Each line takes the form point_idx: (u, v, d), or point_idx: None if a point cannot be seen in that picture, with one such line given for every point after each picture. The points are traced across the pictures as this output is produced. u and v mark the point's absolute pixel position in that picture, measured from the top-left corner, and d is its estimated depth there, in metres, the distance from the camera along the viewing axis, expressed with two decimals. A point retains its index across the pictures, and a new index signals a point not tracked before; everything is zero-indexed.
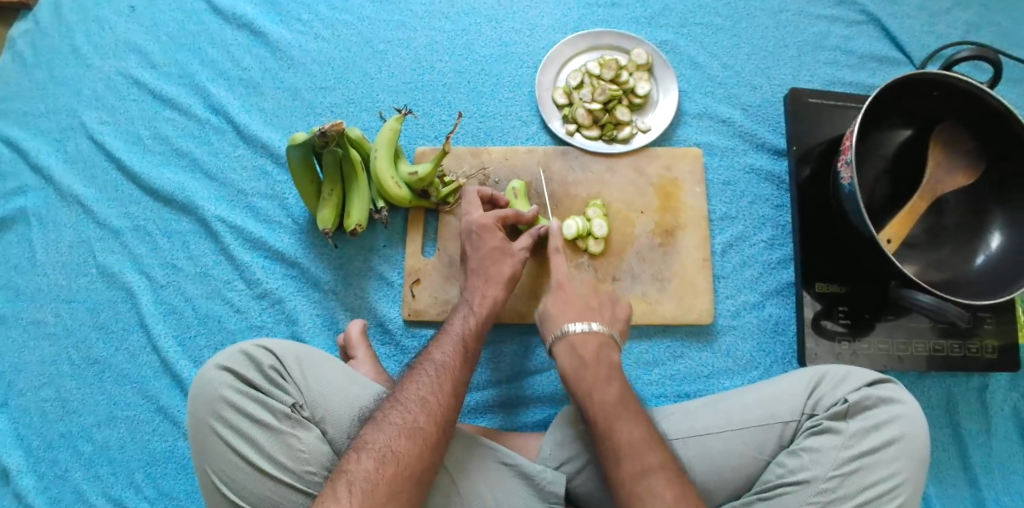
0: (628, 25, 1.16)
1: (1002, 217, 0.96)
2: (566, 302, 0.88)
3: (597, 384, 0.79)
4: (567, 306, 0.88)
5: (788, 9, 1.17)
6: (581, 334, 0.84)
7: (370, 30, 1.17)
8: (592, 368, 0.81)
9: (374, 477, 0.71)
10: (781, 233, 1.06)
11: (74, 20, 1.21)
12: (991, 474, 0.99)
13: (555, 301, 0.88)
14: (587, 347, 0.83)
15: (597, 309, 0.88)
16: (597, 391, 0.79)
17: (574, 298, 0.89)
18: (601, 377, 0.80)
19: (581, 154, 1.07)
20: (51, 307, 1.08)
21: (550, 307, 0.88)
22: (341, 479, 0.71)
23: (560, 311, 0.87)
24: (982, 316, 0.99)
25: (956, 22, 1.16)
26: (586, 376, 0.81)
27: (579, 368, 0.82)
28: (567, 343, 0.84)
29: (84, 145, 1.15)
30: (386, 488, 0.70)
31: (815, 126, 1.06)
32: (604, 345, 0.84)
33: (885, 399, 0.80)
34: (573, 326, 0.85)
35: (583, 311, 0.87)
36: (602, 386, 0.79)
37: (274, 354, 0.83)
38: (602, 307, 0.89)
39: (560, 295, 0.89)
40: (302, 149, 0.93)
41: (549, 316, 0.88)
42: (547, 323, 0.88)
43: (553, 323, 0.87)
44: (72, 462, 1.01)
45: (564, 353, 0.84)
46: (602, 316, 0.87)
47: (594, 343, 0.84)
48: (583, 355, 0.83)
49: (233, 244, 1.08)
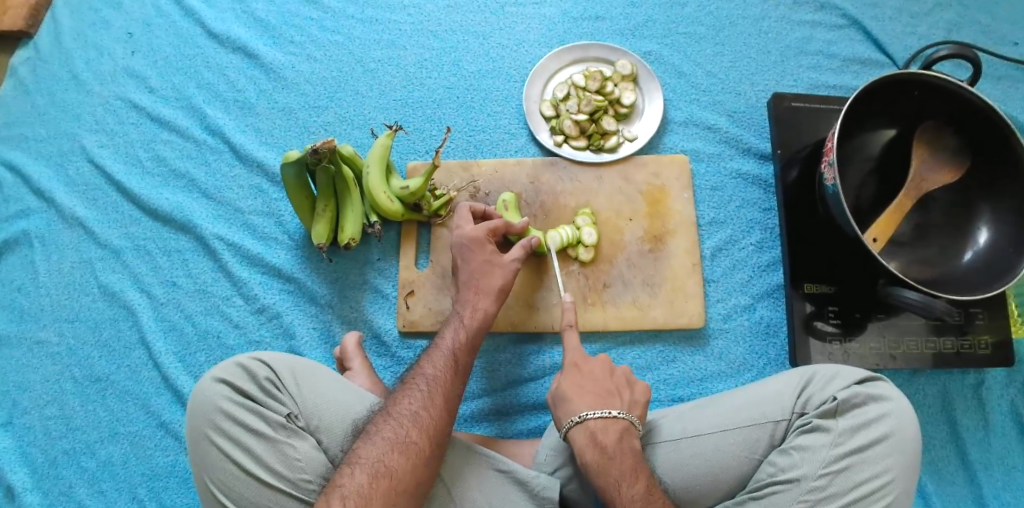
0: (613, 38, 1.19)
1: (988, 212, 0.96)
2: (581, 384, 0.85)
3: (623, 479, 0.77)
4: (582, 387, 0.84)
5: (770, 16, 1.19)
6: (600, 421, 0.80)
7: (362, 49, 1.20)
8: (617, 461, 0.78)
9: (367, 491, 0.72)
10: (770, 236, 1.08)
11: (74, 47, 1.25)
12: (991, 471, 0.99)
13: (569, 382, 0.85)
14: (608, 436, 0.79)
15: (615, 393, 0.84)
16: (624, 487, 0.76)
17: (590, 380, 0.85)
18: (627, 470, 0.77)
19: (570, 164, 1.09)
20: (54, 326, 1.11)
21: (563, 385, 0.85)
22: (335, 493, 0.72)
23: (576, 394, 0.83)
24: (974, 312, 0.99)
25: (938, 22, 1.18)
26: (611, 471, 0.77)
27: (603, 460, 0.78)
28: (585, 430, 0.80)
29: (85, 168, 1.18)
30: (379, 502, 0.72)
31: (800, 130, 1.07)
32: (625, 433, 0.81)
33: (874, 396, 0.80)
34: (591, 412, 0.81)
35: (602, 393, 0.84)
36: (630, 479, 0.77)
37: (269, 365, 0.84)
38: (620, 390, 0.85)
39: (575, 374, 0.85)
40: (295, 167, 0.95)
41: (562, 398, 0.84)
42: (562, 405, 0.83)
43: (567, 407, 0.83)
44: (76, 478, 1.03)
45: (584, 442, 0.80)
46: (620, 402, 0.83)
47: (616, 431, 0.80)
48: (605, 445, 0.79)
49: (231, 260, 1.10)
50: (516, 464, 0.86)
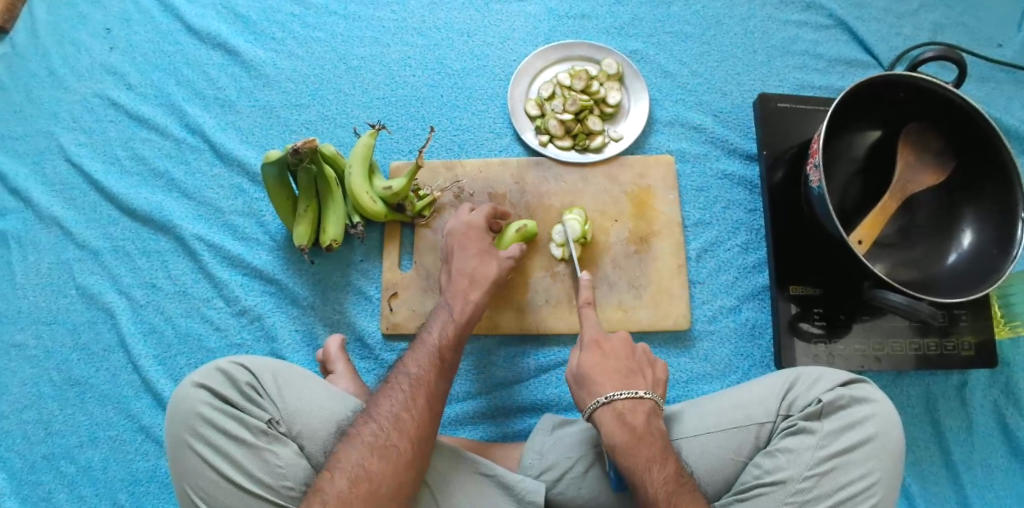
0: (599, 36, 1.18)
1: (972, 214, 0.96)
2: (603, 363, 0.84)
3: (653, 461, 0.76)
4: (608, 367, 0.84)
5: (756, 15, 1.18)
6: (627, 402, 0.80)
7: (344, 46, 1.19)
8: (647, 442, 0.77)
9: (348, 497, 0.71)
10: (755, 237, 1.07)
11: (50, 43, 1.22)
12: (973, 470, 0.99)
13: (593, 362, 0.84)
14: (637, 418, 0.79)
15: (638, 372, 0.84)
16: (655, 468, 0.75)
17: (613, 357, 0.85)
18: (657, 452, 0.76)
19: (555, 165, 1.08)
20: (32, 329, 1.09)
21: (586, 364, 0.84)
22: (316, 500, 0.71)
23: (601, 374, 0.83)
24: (958, 314, 1.00)
25: (923, 23, 1.17)
26: (641, 451, 0.76)
27: (633, 442, 0.77)
28: (613, 412, 0.80)
29: (63, 167, 1.16)
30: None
31: (786, 130, 1.07)
32: (651, 413, 0.81)
33: (858, 398, 0.80)
34: (619, 392, 0.80)
35: (627, 373, 0.83)
36: (659, 461, 0.76)
37: (251, 371, 0.83)
38: (643, 369, 0.85)
39: (597, 352, 0.85)
40: (276, 167, 0.93)
41: (587, 378, 0.83)
42: (587, 385, 0.83)
43: (593, 387, 0.82)
44: (55, 484, 1.01)
45: (612, 424, 0.79)
46: (645, 381, 0.83)
47: (643, 412, 0.80)
48: (635, 426, 0.78)
49: (212, 262, 1.08)
50: (502, 468, 0.86)
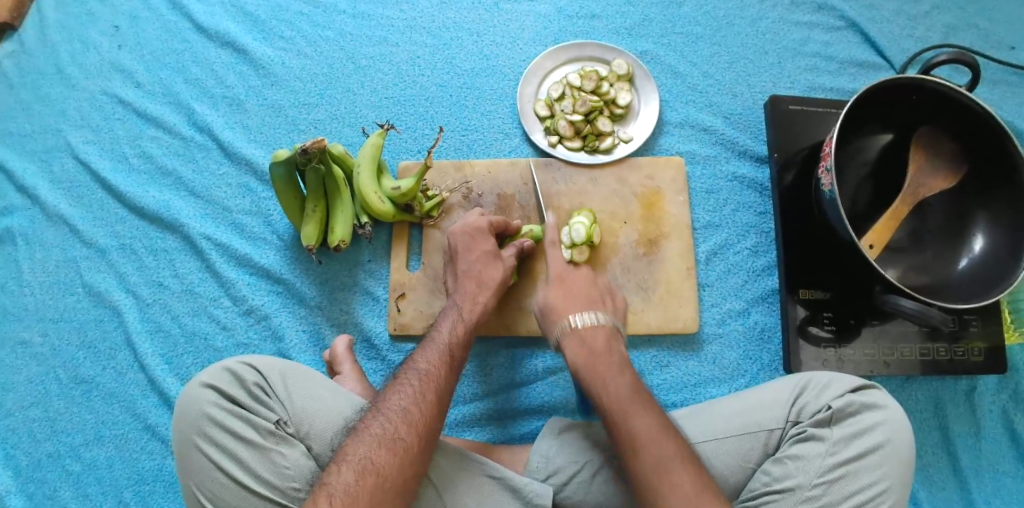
0: (610, 36, 1.17)
1: (985, 219, 0.95)
2: (568, 294, 0.93)
3: (609, 374, 0.82)
4: (569, 296, 0.93)
5: (768, 16, 1.18)
6: (590, 326, 0.88)
7: (353, 45, 1.18)
8: (605, 358, 0.85)
9: (354, 490, 0.70)
10: (765, 240, 1.07)
11: (58, 40, 1.22)
12: (981, 476, 0.99)
13: (558, 293, 0.93)
14: (597, 339, 0.87)
15: (599, 300, 0.93)
16: (635, 414, 0.76)
17: (576, 289, 0.94)
18: (614, 366, 0.84)
19: (564, 166, 1.08)
20: (38, 326, 1.08)
21: (552, 298, 0.93)
22: (322, 493, 0.70)
23: (565, 303, 0.92)
24: (968, 319, 0.99)
25: (935, 25, 1.17)
26: (598, 366, 0.84)
27: (591, 358, 0.85)
28: (575, 334, 0.88)
29: (70, 164, 1.16)
30: (367, 500, 0.69)
31: (797, 133, 1.06)
32: (612, 338, 0.89)
33: (868, 405, 0.80)
34: (581, 317, 0.89)
35: (589, 302, 0.92)
36: (643, 406, 0.78)
37: (258, 371, 0.83)
38: (603, 298, 0.94)
39: (560, 286, 0.94)
40: (284, 167, 0.93)
41: (553, 308, 0.92)
42: (551, 312, 0.92)
43: (559, 315, 0.91)
44: (60, 482, 1.01)
45: (574, 344, 0.88)
46: (605, 307, 0.92)
47: (602, 336, 0.88)
48: (596, 347, 0.87)
49: (219, 261, 1.08)
50: (509, 471, 0.85)
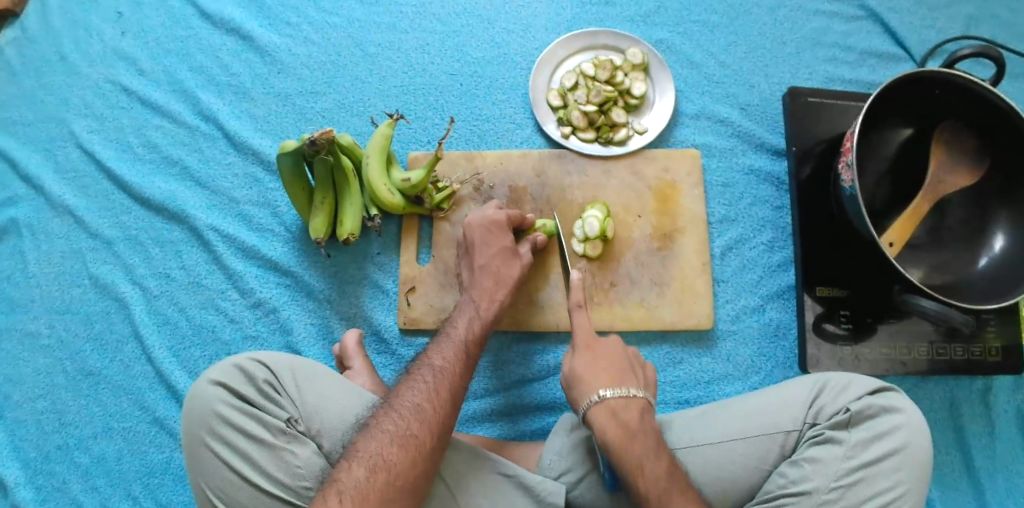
0: (624, 24, 1.14)
1: (1005, 217, 0.94)
2: (594, 364, 0.84)
3: (646, 457, 0.75)
4: (597, 368, 0.83)
5: (787, 5, 1.15)
6: (621, 400, 0.79)
7: (361, 32, 1.15)
8: (640, 438, 0.76)
9: (365, 486, 0.69)
10: (781, 235, 1.05)
11: (61, 26, 1.19)
12: (995, 476, 0.98)
13: (584, 364, 0.84)
14: (631, 414, 0.78)
15: (631, 371, 0.83)
16: (647, 466, 0.74)
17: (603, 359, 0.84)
18: (650, 448, 0.76)
19: (577, 158, 1.06)
20: (44, 318, 1.07)
21: (579, 366, 0.84)
22: (332, 489, 0.69)
23: (590, 374, 0.82)
24: (986, 319, 0.98)
25: (957, 15, 1.14)
26: (633, 447, 0.75)
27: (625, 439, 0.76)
28: (607, 410, 0.79)
29: (74, 154, 1.14)
30: (376, 497, 0.68)
31: (815, 125, 1.04)
32: (645, 410, 0.80)
33: (887, 408, 0.78)
34: (611, 390, 0.80)
35: (618, 373, 0.82)
36: (652, 460, 0.75)
37: (268, 367, 0.82)
38: (635, 367, 0.84)
39: (589, 355, 0.84)
40: (292, 158, 0.91)
41: (579, 378, 0.83)
42: (577, 386, 0.82)
43: (585, 388, 0.81)
44: (69, 474, 1.00)
45: (604, 420, 0.78)
46: (637, 379, 0.82)
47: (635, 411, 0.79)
48: (628, 422, 0.78)
49: (226, 253, 1.06)
50: (521, 468, 0.84)
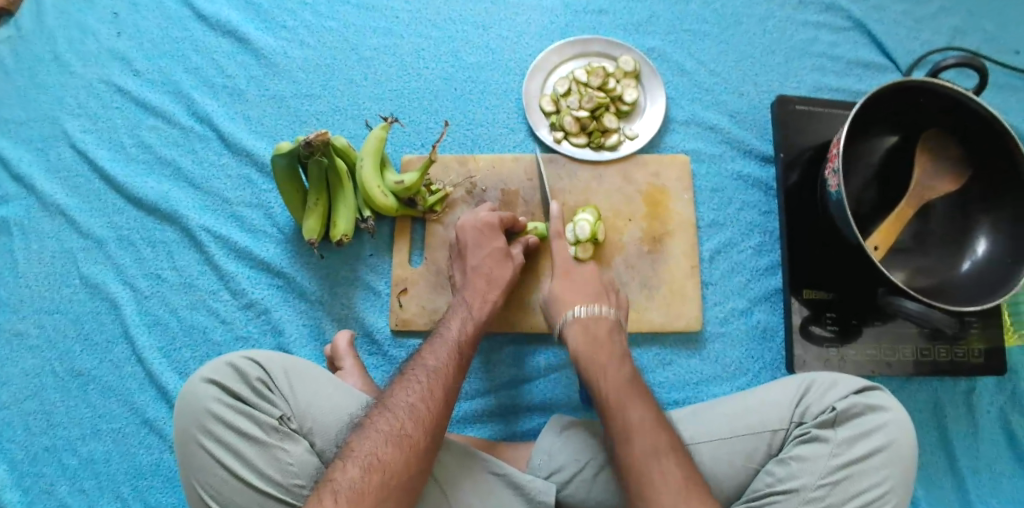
0: (616, 32, 1.16)
1: (987, 223, 0.96)
2: (571, 286, 0.90)
3: (610, 366, 0.80)
4: (573, 289, 0.90)
5: (775, 15, 1.17)
6: (591, 316, 0.86)
7: (356, 36, 1.17)
8: (606, 347, 0.83)
9: (360, 486, 0.69)
10: (769, 240, 1.07)
11: (56, 26, 1.20)
12: (978, 477, 0.99)
13: (561, 284, 0.90)
14: (599, 327, 0.85)
15: (605, 294, 0.90)
16: (611, 369, 0.80)
17: (579, 283, 0.90)
18: (614, 355, 0.82)
19: (569, 162, 1.07)
20: (34, 318, 1.07)
21: (556, 289, 0.90)
22: (327, 489, 0.69)
23: (568, 294, 0.89)
24: (969, 321, 0.99)
25: (940, 27, 1.16)
26: (598, 354, 0.82)
27: (591, 348, 0.83)
28: (579, 324, 0.85)
29: (67, 154, 1.14)
30: (372, 497, 0.69)
31: (803, 132, 1.06)
32: (613, 329, 0.85)
33: (872, 407, 0.80)
34: (582, 308, 0.86)
35: (591, 294, 0.89)
36: (615, 362, 0.81)
37: (261, 365, 0.82)
38: (609, 292, 0.91)
39: (566, 279, 0.91)
40: (287, 158, 0.92)
41: (556, 298, 0.89)
42: (556, 307, 0.89)
43: (563, 306, 0.88)
44: (56, 475, 1.00)
45: (575, 332, 0.85)
46: (610, 301, 0.89)
47: (605, 326, 0.85)
48: (597, 335, 0.84)
49: (218, 254, 1.07)
50: (512, 468, 0.85)
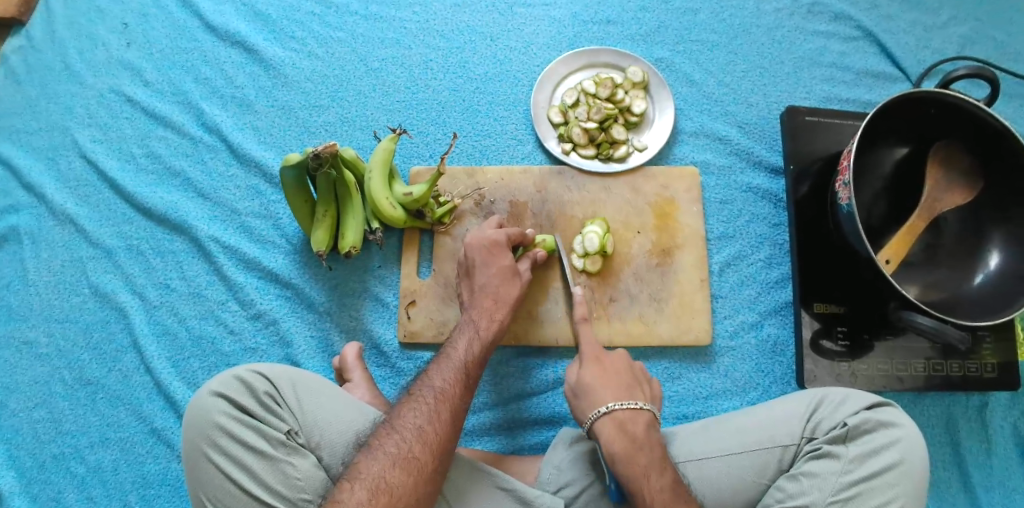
0: (624, 43, 1.16)
1: (1000, 236, 0.95)
2: (605, 376, 0.85)
3: (650, 471, 0.76)
4: (608, 380, 0.84)
5: (784, 25, 1.17)
6: (628, 412, 0.81)
7: (365, 47, 1.17)
8: (645, 451, 0.78)
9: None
10: (779, 252, 1.06)
11: (67, 36, 1.20)
12: (992, 493, 0.98)
13: (594, 374, 0.85)
14: (637, 427, 0.80)
15: (638, 385, 0.85)
16: (653, 477, 0.76)
17: (613, 372, 0.85)
18: (654, 461, 0.77)
19: (577, 174, 1.07)
20: (44, 327, 1.07)
21: (587, 377, 0.85)
22: None
23: (601, 386, 0.84)
24: (981, 336, 0.98)
25: (952, 36, 1.16)
26: (639, 460, 0.77)
27: (631, 450, 0.78)
28: (613, 422, 0.80)
29: (77, 164, 1.14)
30: None
31: (812, 143, 1.05)
32: (650, 425, 0.81)
33: (884, 422, 0.79)
34: (618, 403, 0.81)
35: (626, 386, 0.84)
36: (656, 471, 0.77)
37: (268, 379, 0.82)
38: (641, 383, 0.86)
39: (598, 367, 0.86)
40: (295, 171, 0.92)
41: (589, 390, 0.84)
42: (587, 396, 0.83)
43: (592, 400, 0.83)
44: (64, 484, 1.00)
45: (611, 434, 0.79)
46: (642, 393, 0.84)
47: (641, 423, 0.81)
48: (635, 435, 0.79)
49: (227, 264, 1.07)
50: (519, 482, 0.84)
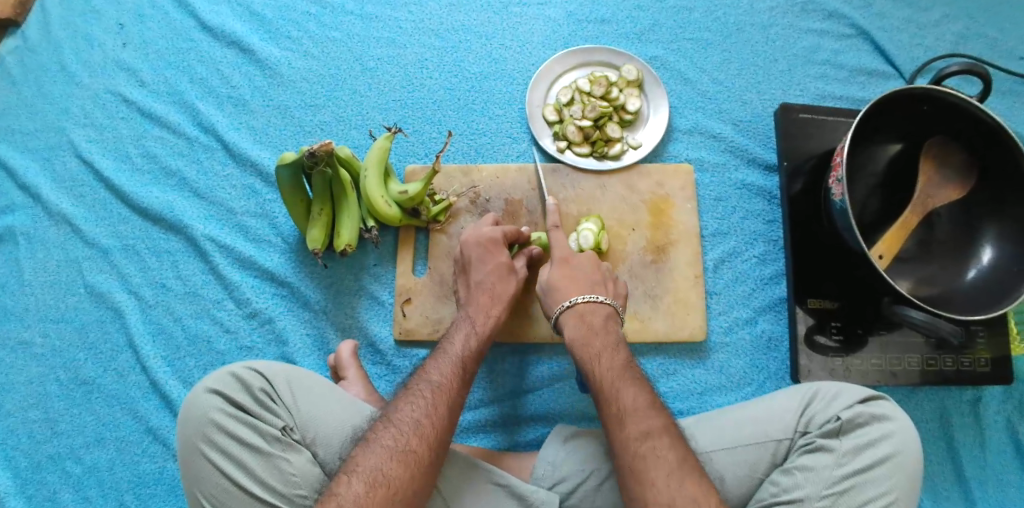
0: (619, 41, 1.17)
1: (993, 231, 0.95)
2: (570, 275, 0.90)
3: (603, 352, 0.82)
4: (573, 279, 0.90)
5: (778, 23, 1.17)
6: (589, 305, 0.87)
7: (360, 47, 1.17)
8: (600, 336, 0.84)
9: (364, 500, 0.69)
10: (773, 248, 1.06)
11: (62, 36, 1.21)
12: (986, 487, 0.98)
13: (560, 274, 0.90)
14: (596, 317, 0.86)
15: (602, 283, 0.91)
16: (605, 357, 0.81)
17: (578, 272, 0.91)
18: (608, 345, 0.83)
19: (572, 171, 1.07)
20: (39, 327, 1.07)
21: (554, 277, 0.90)
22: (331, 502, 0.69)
23: (565, 284, 0.89)
24: (975, 330, 0.99)
25: (945, 34, 1.16)
26: (594, 344, 0.83)
27: (586, 336, 0.84)
28: (575, 315, 0.86)
29: (72, 164, 1.15)
30: None
31: (805, 141, 1.06)
32: (610, 318, 0.87)
33: (877, 416, 0.79)
34: (581, 297, 0.87)
35: (590, 284, 0.90)
36: (610, 353, 0.82)
37: (264, 376, 0.82)
38: (606, 281, 0.92)
39: (565, 267, 0.91)
40: (290, 169, 0.92)
41: (552, 289, 0.89)
42: (552, 295, 0.89)
43: (558, 295, 0.88)
44: (60, 484, 1.00)
45: (572, 325, 0.86)
46: (607, 291, 0.90)
47: (600, 316, 0.86)
48: (592, 324, 0.85)
49: (222, 263, 1.07)
50: (515, 478, 0.84)
